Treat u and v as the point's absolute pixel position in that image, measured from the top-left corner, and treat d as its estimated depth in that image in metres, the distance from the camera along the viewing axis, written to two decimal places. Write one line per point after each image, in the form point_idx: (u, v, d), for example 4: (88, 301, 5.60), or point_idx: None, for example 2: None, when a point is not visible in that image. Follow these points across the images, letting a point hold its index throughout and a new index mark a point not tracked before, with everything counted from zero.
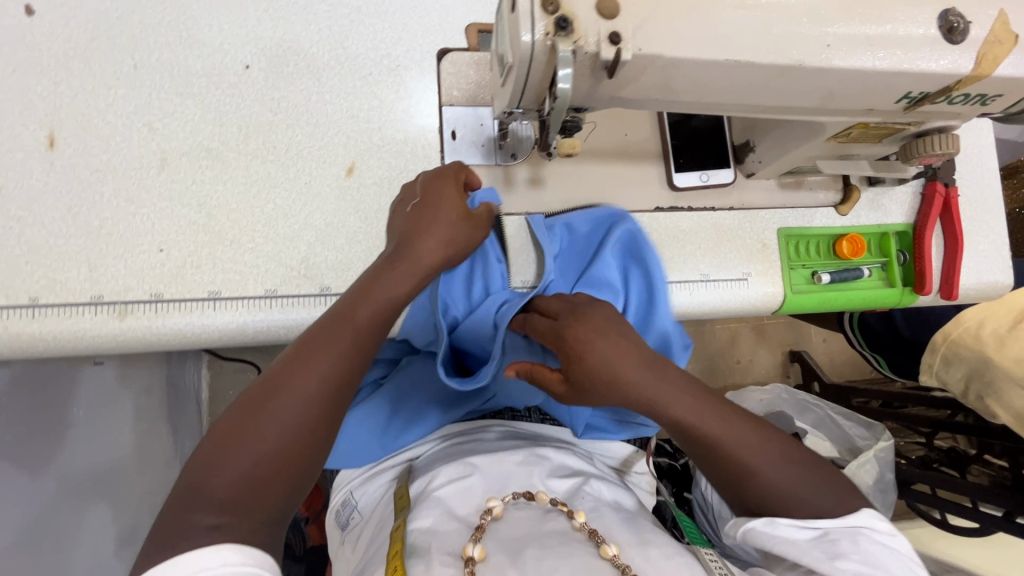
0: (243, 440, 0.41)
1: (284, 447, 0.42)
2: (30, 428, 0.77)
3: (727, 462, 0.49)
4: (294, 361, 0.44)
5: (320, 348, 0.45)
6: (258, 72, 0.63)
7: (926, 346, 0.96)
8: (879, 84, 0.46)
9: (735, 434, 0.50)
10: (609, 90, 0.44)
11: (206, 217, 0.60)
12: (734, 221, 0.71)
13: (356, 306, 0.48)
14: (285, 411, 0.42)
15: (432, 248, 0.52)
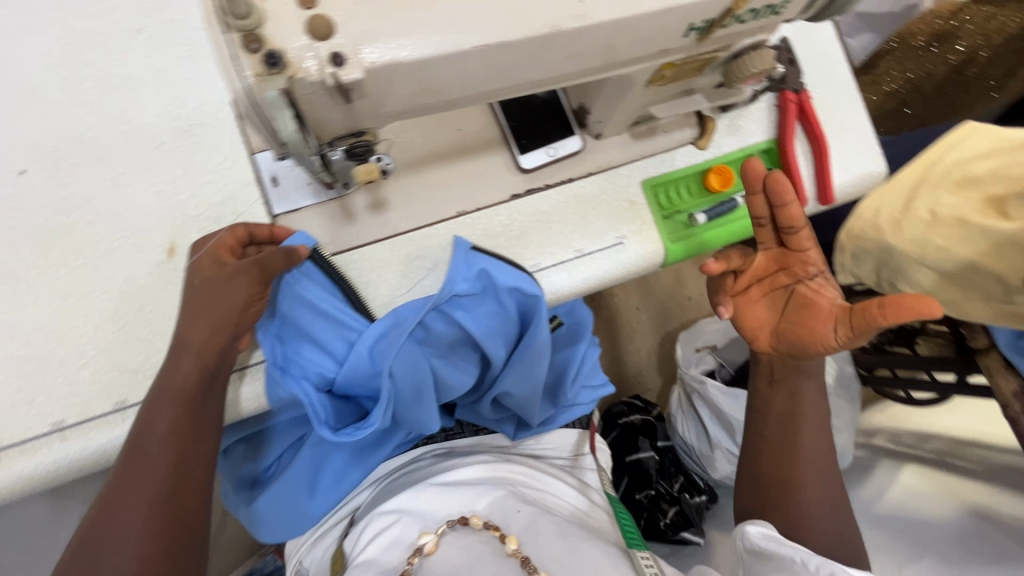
0: (96, 557, 0.46)
1: (137, 536, 0.47)
2: None
3: (806, 477, 0.68)
4: (124, 469, 0.49)
5: (133, 467, 0.50)
6: (38, 175, 0.57)
7: (835, 246, 0.96)
8: (656, 26, 0.43)
9: (828, 477, 0.69)
10: (367, 110, 0.40)
11: (25, 346, 0.55)
12: (596, 186, 0.68)
13: (150, 426, 0.51)
14: (121, 530, 0.47)
15: (198, 328, 0.52)
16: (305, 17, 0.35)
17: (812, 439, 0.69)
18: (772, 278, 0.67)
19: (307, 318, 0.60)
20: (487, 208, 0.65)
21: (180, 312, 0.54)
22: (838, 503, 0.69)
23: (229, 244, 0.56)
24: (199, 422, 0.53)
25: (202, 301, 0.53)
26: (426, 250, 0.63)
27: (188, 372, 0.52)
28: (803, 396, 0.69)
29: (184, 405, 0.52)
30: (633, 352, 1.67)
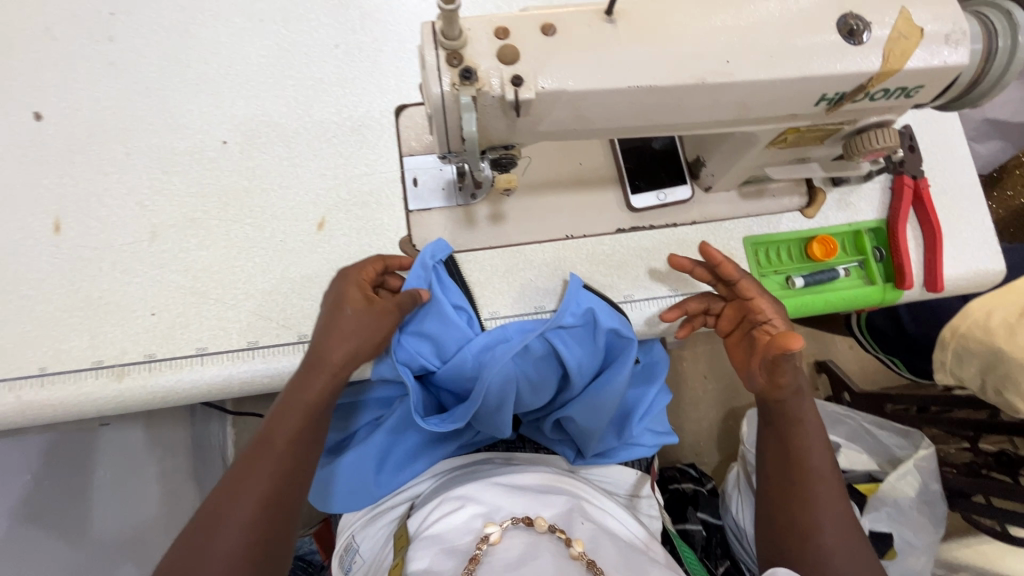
0: (217, 527, 0.52)
1: (249, 522, 0.53)
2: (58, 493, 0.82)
3: (816, 521, 0.63)
4: (250, 460, 0.56)
5: (254, 463, 0.56)
6: (236, 146, 0.70)
7: (936, 343, 0.92)
8: (790, 92, 0.48)
9: (843, 522, 0.63)
10: (526, 126, 0.47)
11: (193, 280, 0.65)
12: (697, 234, 0.72)
13: (278, 427, 0.58)
14: (229, 523, 0.52)
15: (339, 349, 0.59)
16: (497, 46, 0.44)
17: (818, 479, 0.65)
18: (740, 328, 0.70)
19: (425, 313, 0.66)
20: (593, 237, 0.70)
21: (320, 324, 0.61)
22: (861, 554, 0.61)
23: (371, 275, 0.63)
24: (316, 422, 0.60)
25: (346, 327, 0.60)
26: (531, 264, 0.69)
27: (320, 391, 0.59)
28: (797, 441, 0.67)
29: (307, 413, 0.59)
30: (694, 419, 1.62)
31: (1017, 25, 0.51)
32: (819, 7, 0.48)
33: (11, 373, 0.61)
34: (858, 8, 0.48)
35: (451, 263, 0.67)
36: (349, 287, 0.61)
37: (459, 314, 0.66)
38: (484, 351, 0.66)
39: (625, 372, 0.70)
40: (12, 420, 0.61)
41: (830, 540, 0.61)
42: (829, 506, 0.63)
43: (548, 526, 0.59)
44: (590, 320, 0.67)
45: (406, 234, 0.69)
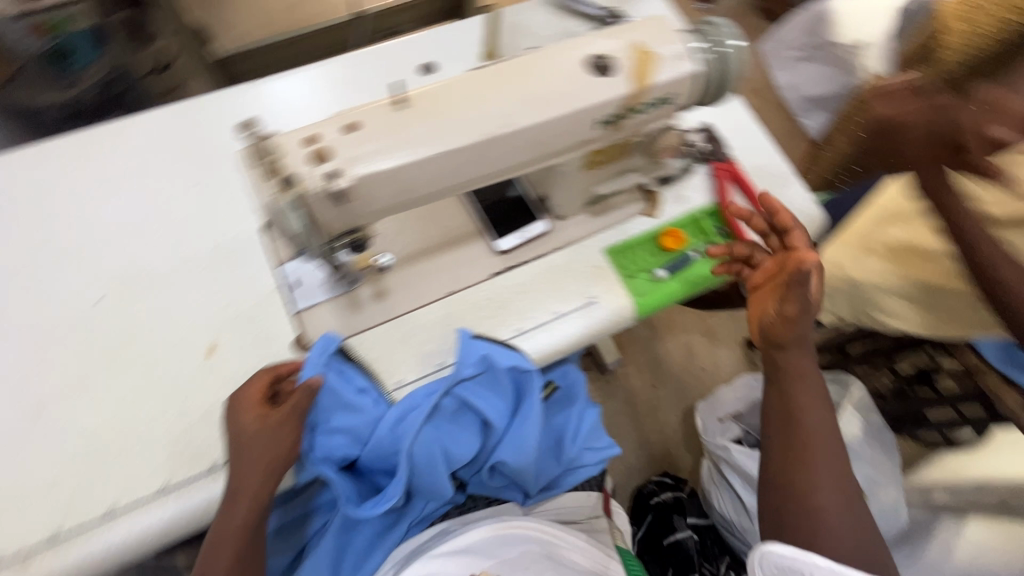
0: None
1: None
2: None
3: (811, 479, 0.68)
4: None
5: None
6: (111, 301, 0.71)
7: None
8: (570, 124, 0.57)
9: (839, 484, 0.68)
10: (359, 209, 0.53)
11: (88, 443, 0.64)
12: (564, 258, 0.79)
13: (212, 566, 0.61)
14: None
15: (253, 476, 0.61)
16: (308, 152, 0.50)
17: (813, 436, 0.70)
18: (779, 276, 0.75)
19: (331, 406, 0.67)
20: (472, 287, 0.76)
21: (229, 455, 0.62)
22: (852, 511, 0.67)
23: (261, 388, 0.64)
24: (251, 548, 0.64)
25: (251, 450, 0.61)
26: (422, 327, 0.74)
27: (245, 513, 0.61)
28: (795, 402, 0.72)
29: (236, 547, 0.62)
30: (656, 429, 1.65)
31: (731, 34, 0.63)
32: (570, 56, 0.58)
33: None
34: (600, 49, 0.59)
35: (345, 352, 0.70)
36: (242, 408, 0.62)
37: (365, 397, 0.69)
38: (398, 426, 0.68)
39: (536, 403, 0.74)
40: None
41: (820, 506, 0.67)
42: (821, 475, 0.68)
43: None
44: (488, 366, 0.71)
45: (297, 335, 0.72)
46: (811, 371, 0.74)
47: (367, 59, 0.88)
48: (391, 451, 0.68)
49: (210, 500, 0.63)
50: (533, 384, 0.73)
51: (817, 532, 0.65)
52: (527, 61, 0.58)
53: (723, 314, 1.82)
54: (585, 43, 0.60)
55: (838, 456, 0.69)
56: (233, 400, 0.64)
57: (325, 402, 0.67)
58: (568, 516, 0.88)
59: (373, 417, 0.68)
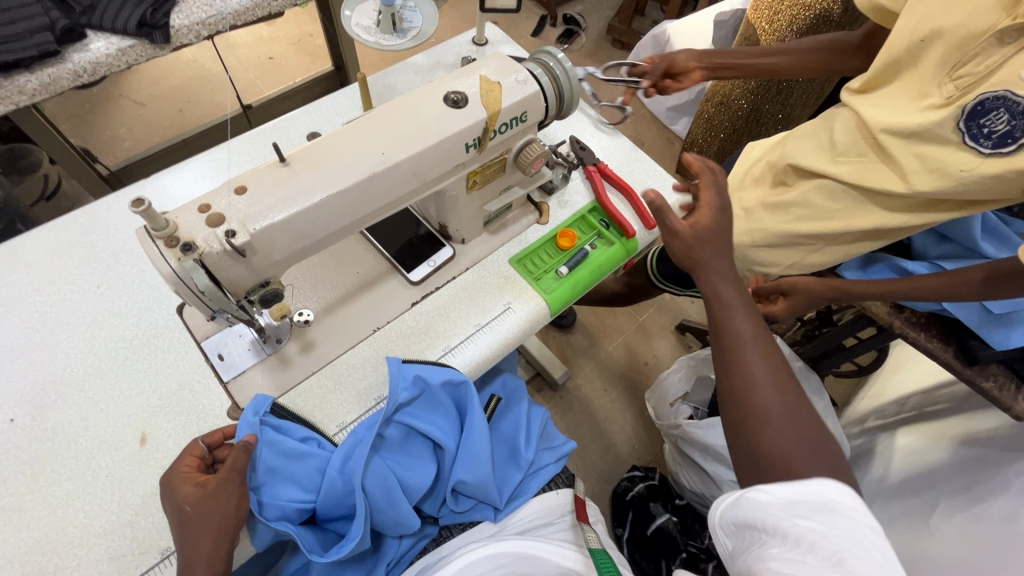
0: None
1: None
2: None
3: (750, 381, 0.62)
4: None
5: None
6: (24, 417, 0.69)
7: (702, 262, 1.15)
8: (440, 150, 0.65)
9: (782, 381, 0.62)
10: (262, 259, 0.58)
11: (21, 567, 0.61)
12: (474, 275, 0.86)
13: None
14: None
15: (205, 541, 0.60)
16: (204, 218, 0.55)
17: (755, 368, 0.63)
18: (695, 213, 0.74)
19: (274, 462, 0.68)
20: (394, 320, 0.81)
21: (175, 532, 0.61)
22: (799, 411, 0.60)
23: (196, 459, 0.65)
24: None
25: (196, 520, 0.60)
26: (355, 368, 0.77)
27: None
28: (726, 339, 0.66)
29: None
30: (617, 429, 1.71)
31: (560, 57, 0.75)
32: (428, 97, 0.67)
33: None
34: (454, 87, 0.69)
35: (280, 408, 0.71)
36: (178, 482, 0.62)
37: (308, 444, 0.70)
38: (346, 464, 0.69)
39: (478, 410, 0.78)
40: None
41: (767, 410, 0.60)
42: (760, 374, 0.62)
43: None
44: (422, 385, 0.74)
45: (231, 403, 0.73)
46: (735, 294, 0.69)
47: (254, 139, 0.94)
48: (346, 491, 0.69)
49: None
50: (471, 394, 0.77)
51: (785, 464, 0.57)
52: (393, 108, 0.66)
53: (650, 308, 1.94)
54: (440, 84, 0.69)
55: (778, 359, 0.65)
56: (167, 479, 0.63)
57: (268, 459, 0.68)
58: (547, 520, 0.88)
59: (320, 463, 0.69)
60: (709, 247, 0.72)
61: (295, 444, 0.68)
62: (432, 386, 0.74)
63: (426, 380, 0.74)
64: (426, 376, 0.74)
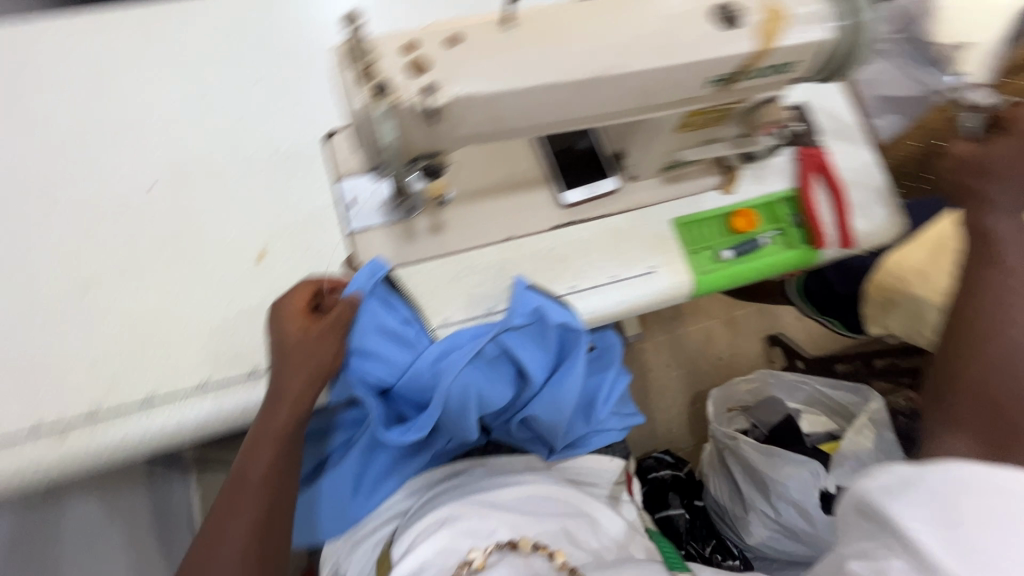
0: (210, 563, 0.63)
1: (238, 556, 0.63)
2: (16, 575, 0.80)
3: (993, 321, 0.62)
4: (232, 496, 0.65)
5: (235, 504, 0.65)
6: (164, 189, 0.69)
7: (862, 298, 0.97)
8: (683, 76, 0.52)
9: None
10: (447, 132, 0.50)
11: (132, 327, 0.64)
12: (630, 221, 0.76)
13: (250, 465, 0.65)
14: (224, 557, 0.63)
15: (297, 378, 0.62)
16: (408, 61, 0.46)
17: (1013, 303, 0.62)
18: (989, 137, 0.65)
19: (371, 334, 0.67)
20: (532, 236, 0.73)
21: (274, 355, 0.63)
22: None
23: (306, 294, 0.65)
24: (288, 457, 0.67)
25: (298, 356, 0.62)
26: (475, 269, 0.71)
27: (284, 421, 0.63)
28: (984, 278, 0.64)
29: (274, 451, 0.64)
30: (664, 408, 1.66)
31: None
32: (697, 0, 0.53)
33: None
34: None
35: (393, 281, 0.69)
36: (288, 310, 0.63)
37: (408, 328, 0.68)
38: (438, 361, 0.68)
39: (579, 362, 0.73)
40: None
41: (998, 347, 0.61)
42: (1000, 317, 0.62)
43: (529, 547, 0.69)
44: (537, 317, 0.69)
45: (349, 254, 0.70)
46: (1016, 237, 0.64)
47: None
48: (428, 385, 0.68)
49: (249, 403, 0.63)
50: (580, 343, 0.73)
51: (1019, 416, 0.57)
52: None
53: (752, 307, 1.78)
54: None
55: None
56: (280, 303, 0.64)
57: (367, 329, 0.67)
58: (595, 483, 0.88)
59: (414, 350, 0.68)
60: (994, 180, 0.63)
61: (397, 325, 0.67)
62: (548, 322, 0.69)
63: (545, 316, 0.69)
64: (546, 309, 0.68)
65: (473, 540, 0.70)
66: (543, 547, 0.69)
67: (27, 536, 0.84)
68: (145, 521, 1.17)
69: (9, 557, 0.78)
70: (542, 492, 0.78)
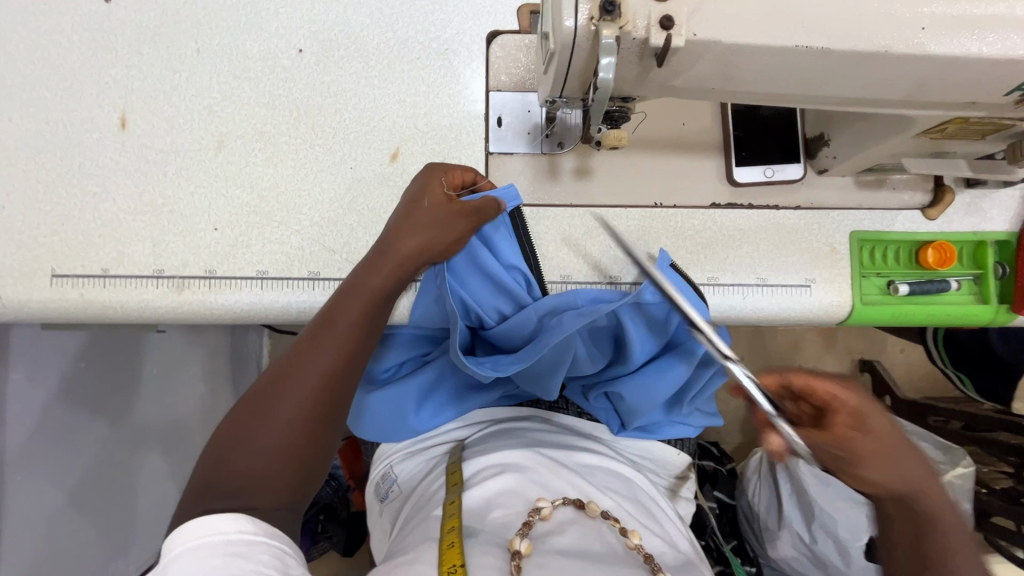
0: (267, 407, 0.49)
1: (303, 408, 0.50)
2: (87, 379, 0.90)
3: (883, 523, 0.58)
4: (310, 342, 0.54)
5: (307, 351, 0.53)
6: (310, 57, 0.63)
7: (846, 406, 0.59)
8: (985, 75, 0.39)
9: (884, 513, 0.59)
10: (660, 78, 0.41)
11: (257, 198, 0.62)
12: (800, 220, 0.65)
13: (338, 314, 0.55)
14: (277, 413, 0.49)
15: (412, 238, 0.57)
16: None
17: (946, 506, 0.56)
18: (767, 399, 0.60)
19: (469, 268, 0.61)
20: (685, 209, 0.64)
21: (401, 217, 0.58)
22: None
23: (457, 179, 0.60)
24: (377, 323, 0.57)
25: (421, 218, 0.57)
26: (612, 229, 0.64)
27: (385, 278, 0.56)
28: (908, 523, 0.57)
29: (369, 304, 0.56)
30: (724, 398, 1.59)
31: None
32: None
33: (75, 271, 0.60)
34: None
35: (516, 218, 0.62)
36: (431, 184, 0.59)
37: (516, 274, 0.62)
38: (548, 315, 0.60)
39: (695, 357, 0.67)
40: (77, 317, 0.61)
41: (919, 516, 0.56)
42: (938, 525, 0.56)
43: (599, 513, 0.62)
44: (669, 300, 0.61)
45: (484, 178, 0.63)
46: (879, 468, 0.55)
47: None
48: (529, 335, 0.61)
49: None
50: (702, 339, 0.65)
51: None
52: None
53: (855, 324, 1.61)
54: None
55: None
56: (430, 177, 0.59)
57: (465, 263, 0.61)
58: (655, 469, 0.85)
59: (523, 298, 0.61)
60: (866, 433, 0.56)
61: (498, 267, 0.61)
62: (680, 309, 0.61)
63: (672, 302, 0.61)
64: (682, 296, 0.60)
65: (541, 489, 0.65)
66: (614, 518, 0.62)
67: (105, 350, 0.94)
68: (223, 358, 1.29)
69: (76, 364, 0.89)
70: (612, 471, 0.74)
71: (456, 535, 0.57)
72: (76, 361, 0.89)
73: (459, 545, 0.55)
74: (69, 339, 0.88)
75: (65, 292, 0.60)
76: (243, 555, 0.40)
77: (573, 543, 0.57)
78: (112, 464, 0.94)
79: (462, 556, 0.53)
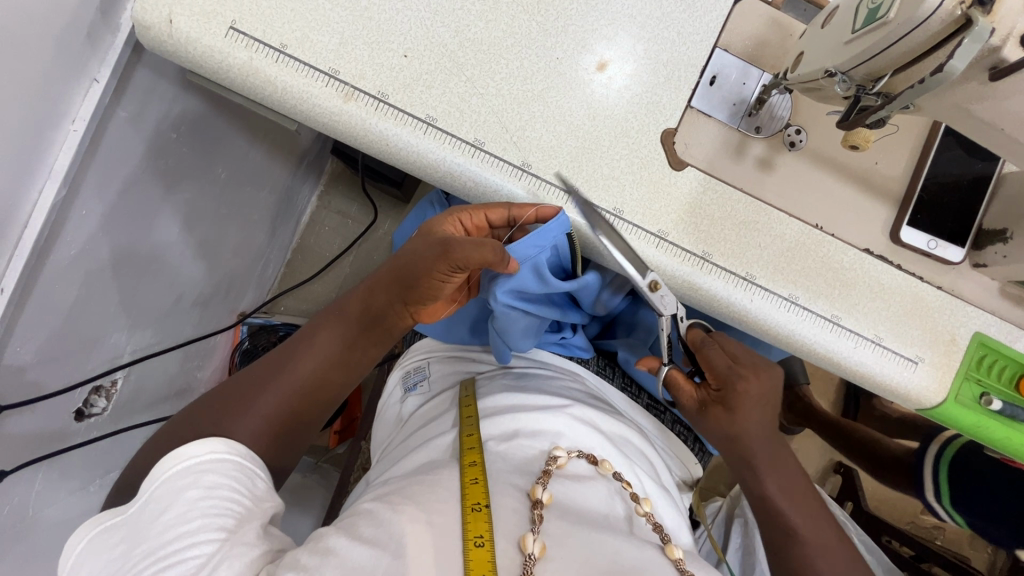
0: (235, 413, 0.56)
1: (267, 420, 0.57)
2: (175, 148, 0.88)
3: None
4: (280, 363, 0.60)
5: (279, 364, 0.60)
6: None
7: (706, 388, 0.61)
8: None
9: None
10: (961, 95, 0.44)
11: (457, 44, 0.60)
12: (936, 300, 0.65)
13: (316, 335, 0.62)
14: (242, 424, 0.56)
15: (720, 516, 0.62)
16: None
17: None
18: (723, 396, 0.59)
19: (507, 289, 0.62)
20: (841, 241, 0.64)
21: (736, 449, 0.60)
22: None
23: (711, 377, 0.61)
24: (353, 344, 0.63)
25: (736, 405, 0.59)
26: (768, 230, 0.63)
27: (338, 340, 0.62)
28: None
29: (344, 339, 0.62)
30: None
31: None
32: None
33: (254, 32, 0.58)
34: None
35: (649, 185, 0.61)
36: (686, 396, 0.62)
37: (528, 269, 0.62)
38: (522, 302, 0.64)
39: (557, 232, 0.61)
40: (237, 81, 0.59)
41: None
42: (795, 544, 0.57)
43: (612, 474, 0.57)
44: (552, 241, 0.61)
45: (675, 125, 0.62)
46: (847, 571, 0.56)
47: None
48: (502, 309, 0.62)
49: (499, 188, 0.60)
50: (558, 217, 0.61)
51: None
52: None
53: None
54: None
55: None
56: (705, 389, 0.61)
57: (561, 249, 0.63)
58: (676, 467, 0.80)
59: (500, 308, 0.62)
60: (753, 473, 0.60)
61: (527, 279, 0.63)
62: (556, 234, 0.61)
63: (561, 248, 0.64)
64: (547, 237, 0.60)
65: (555, 436, 0.59)
66: (627, 483, 0.57)
67: (211, 137, 0.96)
68: (276, 196, 1.28)
69: (181, 139, 0.88)
70: (637, 446, 0.67)
71: (479, 471, 0.52)
72: (184, 137, 0.89)
73: (484, 481, 0.51)
74: (201, 117, 0.91)
75: (236, 48, 0.57)
76: (213, 470, 0.50)
77: (590, 501, 0.53)
78: (149, 242, 0.91)
79: (487, 496, 0.50)
